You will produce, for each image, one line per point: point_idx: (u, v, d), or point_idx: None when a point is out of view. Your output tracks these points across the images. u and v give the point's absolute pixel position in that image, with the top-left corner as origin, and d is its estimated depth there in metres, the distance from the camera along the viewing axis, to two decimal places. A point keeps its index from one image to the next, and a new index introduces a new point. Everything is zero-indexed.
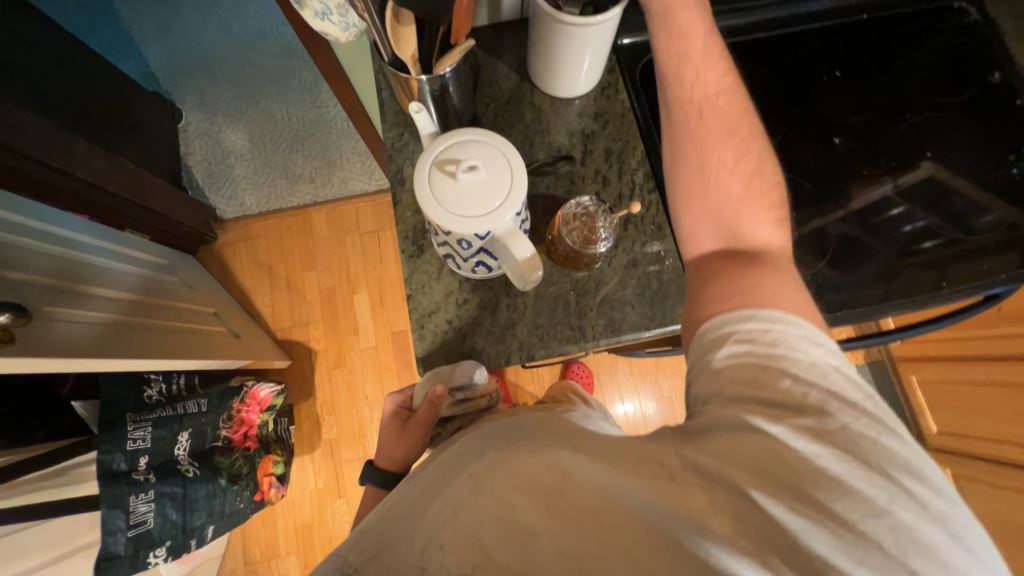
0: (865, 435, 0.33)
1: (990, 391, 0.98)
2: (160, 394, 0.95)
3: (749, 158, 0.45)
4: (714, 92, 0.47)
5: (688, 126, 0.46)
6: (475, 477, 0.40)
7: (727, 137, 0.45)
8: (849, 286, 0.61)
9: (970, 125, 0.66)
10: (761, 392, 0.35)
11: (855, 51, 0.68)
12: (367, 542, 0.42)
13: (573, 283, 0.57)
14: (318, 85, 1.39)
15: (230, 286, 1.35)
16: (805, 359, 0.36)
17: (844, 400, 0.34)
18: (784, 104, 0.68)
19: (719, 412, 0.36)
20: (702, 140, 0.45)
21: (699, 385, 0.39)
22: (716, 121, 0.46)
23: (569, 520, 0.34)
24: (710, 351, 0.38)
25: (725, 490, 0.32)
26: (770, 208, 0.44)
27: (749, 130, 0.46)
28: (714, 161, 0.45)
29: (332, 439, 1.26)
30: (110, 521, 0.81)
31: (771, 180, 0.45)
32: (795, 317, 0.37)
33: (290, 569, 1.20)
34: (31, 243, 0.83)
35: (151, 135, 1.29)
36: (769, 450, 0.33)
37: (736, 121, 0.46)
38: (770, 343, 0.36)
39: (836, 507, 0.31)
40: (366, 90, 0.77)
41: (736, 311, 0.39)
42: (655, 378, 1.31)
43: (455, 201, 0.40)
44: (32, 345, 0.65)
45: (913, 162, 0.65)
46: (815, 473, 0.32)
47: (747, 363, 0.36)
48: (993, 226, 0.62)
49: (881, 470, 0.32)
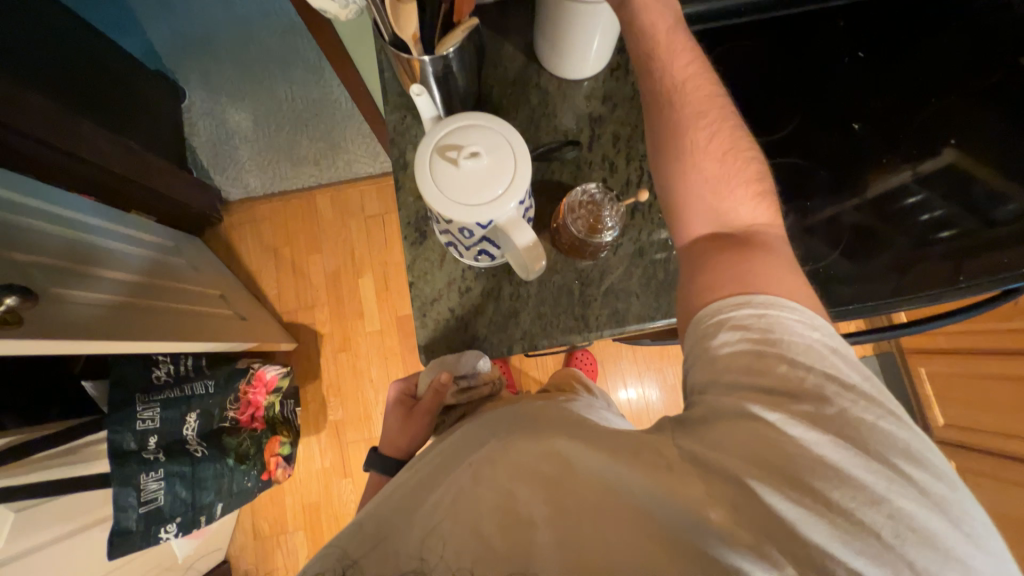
0: (864, 421, 0.32)
1: (1002, 385, 0.97)
2: (169, 374, 0.96)
3: (729, 137, 0.43)
4: (689, 71, 0.44)
5: (666, 107, 0.43)
6: (475, 465, 0.40)
7: (707, 117, 0.43)
8: (861, 278, 0.59)
9: (999, 111, 0.63)
10: (760, 378, 0.34)
11: (879, 32, 0.65)
12: (367, 532, 0.41)
13: (577, 272, 0.56)
14: (321, 64, 1.36)
15: (236, 268, 1.36)
16: (801, 343, 0.34)
17: (843, 385, 0.33)
18: (801, 88, 0.65)
19: (714, 399, 0.35)
20: (684, 121, 0.42)
21: (700, 372, 0.37)
22: (696, 100, 0.43)
23: (569, 509, 0.35)
24: (706, 339, 0.37)
25: (722, 479, 0.32)
26: (755, 189, 0.43)
27: (725, 108, 0.44)
28: (694, 146, 0.42)
29: (338, 420, 1.28)
30: (121, 498, 0.84)
31: (753, 159, 0.44)
32: (790, 301, 0.36)
33: (298, 544, 1.24)
34: (36, 224, 0.83)
35: (156, 115, 1.28)
36: (768, 438, 0.32)
37: (711, 105, 0.43)
38: (764, 328, 0.35)
39: (834, 496, 0.30)
40: (369, 70, 0.75)
41: (733, 295, 0.37)
42: (659, 366, 1.31)
43: (456, 186, 0.38)
44: (40, 327, 0.65)
45: (934, 149, 0.63)
46: (811, 461, 0.31)
47: (744, 350, 0.35)
48: (1014, 217, 0.59)
49: (879, 456, 0.31)
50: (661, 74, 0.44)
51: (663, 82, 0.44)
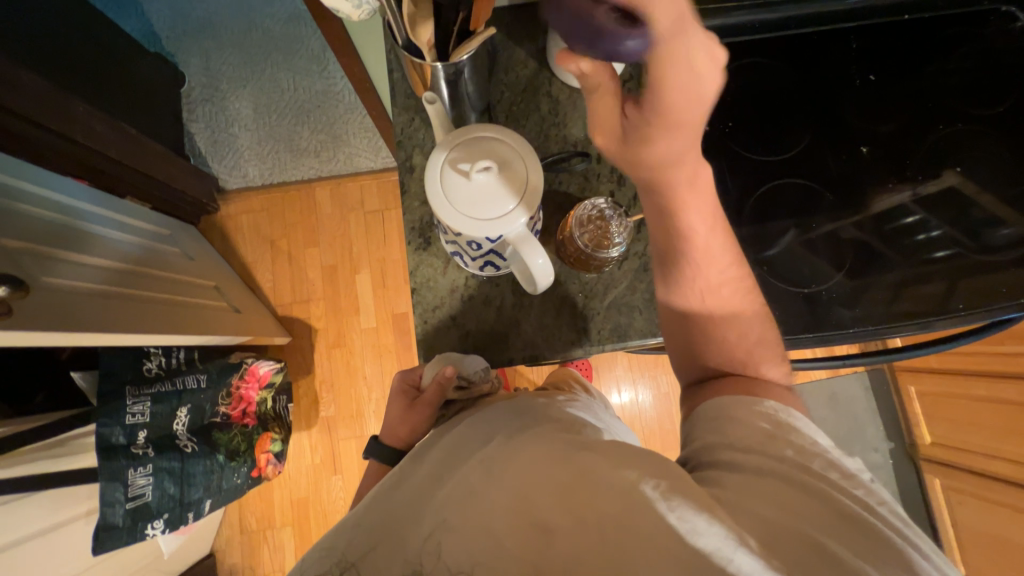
0: (870, 505, 0.33)
1: (991, 407, 0.98)
2: (160, 367, 0.95)
3: (754, 314, 0.47)
4: (722, 267, 0.46)
5: (693, 298, 0.46)
6: (485, 463, 0.39)
7: (731, 297, 0.46)
8: (861, 304, 0.59)
9: (1008, 138, 0.63)
10: (769, 449, 0.36)
11: (892, 54, 0.65)
12: (368, 531, 0.40)
13: (582, 285, 0.55)
14: (326, 54, 1.34)
15: (231, 259, 1.34)
16: (807, 437, 0.37)
17: (844, 472, 0.35)
18: (810, 109, 0.65)
19: (733, 460, 0.36)
20: (710, 308, 0.46)
21: (707, 437, 0.40)
22: (727, 287, 0.46)
23: (590, 522, 0.32)
24: (717, 419, 0.40)
25: (750, 517, 0.32)
26: (781, 359, 0.46)
27: (750, 286, 0.47)
28: (719, 331, 0.46)
29: (330, 416, 1.27)
30: (108, 493, 0.82)
31: (773, 329, 0.47)
32: (792, 410, 0.40)
33: (285, 540, 1.23)
34: (21, 206, 0.80)
35: (153, 98, 1.25)
36: (791, 496, 0.33)
37: (739, 299, 0.47)
38: (777, 422, 0.38)
39: (869, 544, 0.31)
40: (376, 66, 0.73)
41: (744, 396, 0.41)
42: (652, 373, 1.31)
43: (469, 202, 0.38)
44: (32, 316, 0.65)
45: (937, 171, 0.63)
46: (836, 521, 0.32)
47: (753, 429, 0.38)
48: (1012, 242, 0.59)
49: (892, 525, 0.32)
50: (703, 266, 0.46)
51: (698, 272, 0.46)
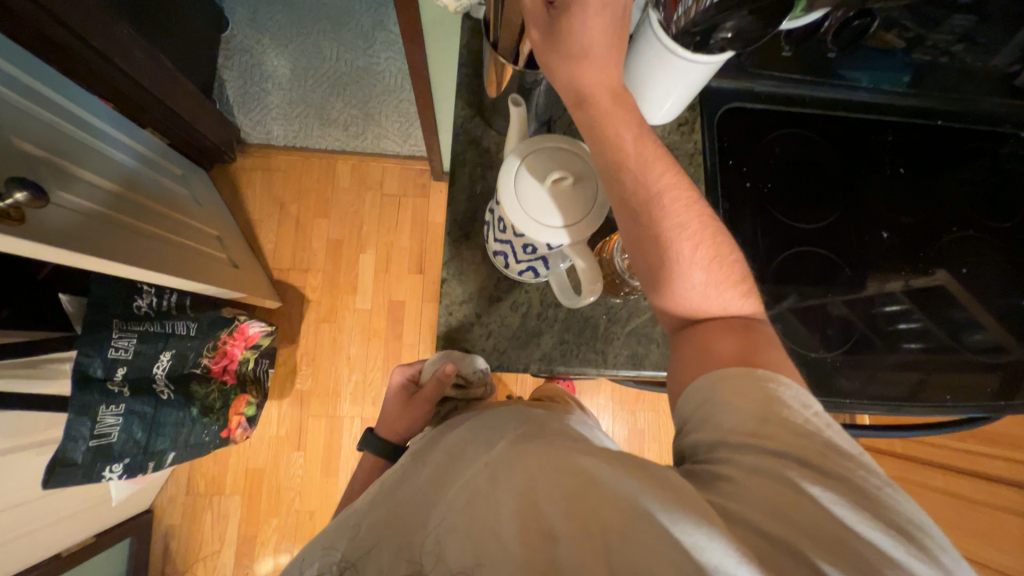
0: (867, 491, 0.31)
1: (946, 499, 1.03)
2: (150, 307, 0.90)
3: (706, 230, 0.40)
4: (660, 175, 0.39)
5: (639, 225, 0.39)
6: (491, 467, 0.38)
7: (679, 210, 0.39)
8: (862, 378, 0.61)
9: (1000, 252, 0.69)
10: (766, 440, 0.33)
11: (920, 153, 0.70)
12: (378, 517, 0.42)
13: (607, 309, 0.57)
14: (375, 34, 1.35)
15: (236, 212, 1.31)
16: (797, 416, 0.34)
17: (842, 453, 0.32)
18: (840, 189, 0.69)
19: (730, 457, 0.33)
20: (665, 240, 0.39)
21: (701, 431, 0.36)
22: (674, 208, 0.39)
23: (597, 533, 0.31)
24: (705, 404, 0.36)
25: (747, 529, 0.30)
26: (736, 279, 0.41)
27: (698, 196, 0.40)
28: (673, 259, 0.39)
29: (304, 390, 1.24)
30: (74, 427, 0.76)
31: (726, 241, 0.41)
32: (783, 374, 0.36)
33: (230, 510, 1.18)
34: (33, 108, 0.76)
35: (195, 38, 1.23)
36: (793, 500, 0.30)
37: (687, 211, 0.39)
38: (765, 395, 0.34)
39: (862, 553, 0.28)
40: (440, 62, 0.75)
41: (736, 365, 0.36)
42: (632, 409, 1.33)
43: (543, 209, 0.40)
44: (38, 228, 0.63)
45: (929, 269, 0.67)
46: (830, 524, 0.29)
47: (746, 412, 0.34)
48: (986, 346, 0.65)
49: (888, 519, 0.30)
50: (643, 180, 0.38)
51: (638, 200, 0.38)
